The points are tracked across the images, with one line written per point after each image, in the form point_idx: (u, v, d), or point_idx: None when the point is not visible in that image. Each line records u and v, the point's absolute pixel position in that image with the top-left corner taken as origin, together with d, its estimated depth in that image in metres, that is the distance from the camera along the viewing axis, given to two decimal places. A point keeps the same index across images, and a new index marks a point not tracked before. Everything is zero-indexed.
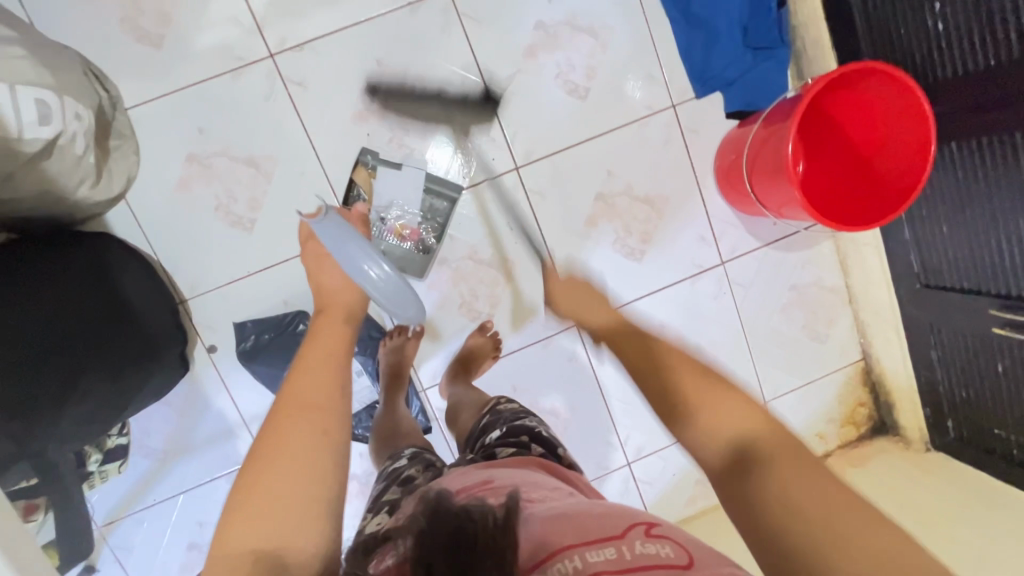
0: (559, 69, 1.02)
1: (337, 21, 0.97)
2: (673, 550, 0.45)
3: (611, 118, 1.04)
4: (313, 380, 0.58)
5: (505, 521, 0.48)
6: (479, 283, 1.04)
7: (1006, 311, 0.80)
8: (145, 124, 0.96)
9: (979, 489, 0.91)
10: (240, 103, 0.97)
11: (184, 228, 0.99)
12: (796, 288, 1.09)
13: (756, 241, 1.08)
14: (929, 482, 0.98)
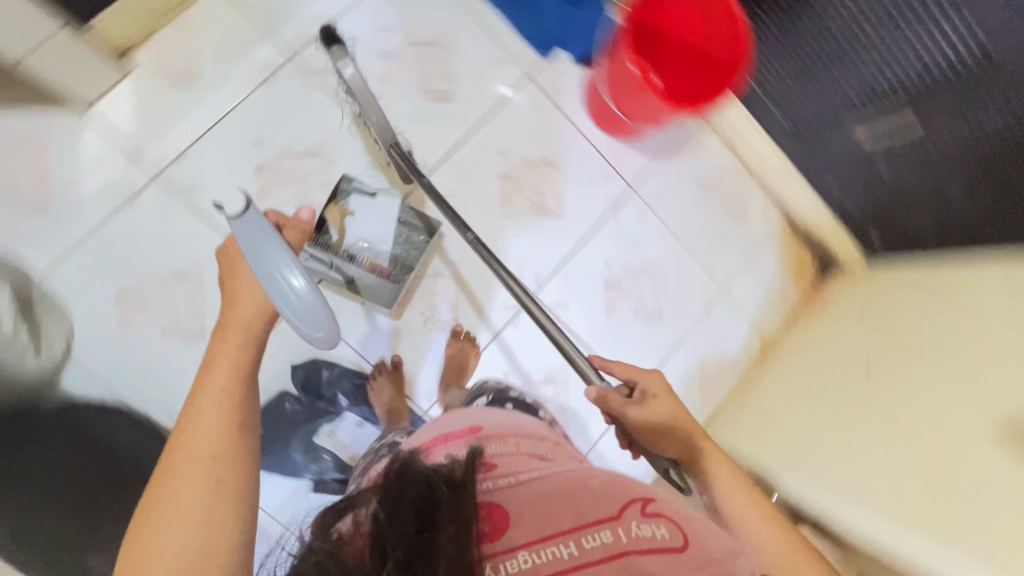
0: (414, 77, 1.19)
1: (197, 125, 1.11)
2: (666, 528, 0.51)
3: (482, 106, 1.21)
4: (206, 413, 0.62)
5: (488, 508, 0.54)
6: (434, 298, 1.17)
7: (868, 124, 1.09)
8: (66, 281, 1.05)
9: (912, 316, 1.07)
10: (145, 228, 1.08)
11: (125, 350, 1.05)
12: (704, 183, 1.31)
13: (643, 155, 1.28)
14: (875, 313, 1.15)
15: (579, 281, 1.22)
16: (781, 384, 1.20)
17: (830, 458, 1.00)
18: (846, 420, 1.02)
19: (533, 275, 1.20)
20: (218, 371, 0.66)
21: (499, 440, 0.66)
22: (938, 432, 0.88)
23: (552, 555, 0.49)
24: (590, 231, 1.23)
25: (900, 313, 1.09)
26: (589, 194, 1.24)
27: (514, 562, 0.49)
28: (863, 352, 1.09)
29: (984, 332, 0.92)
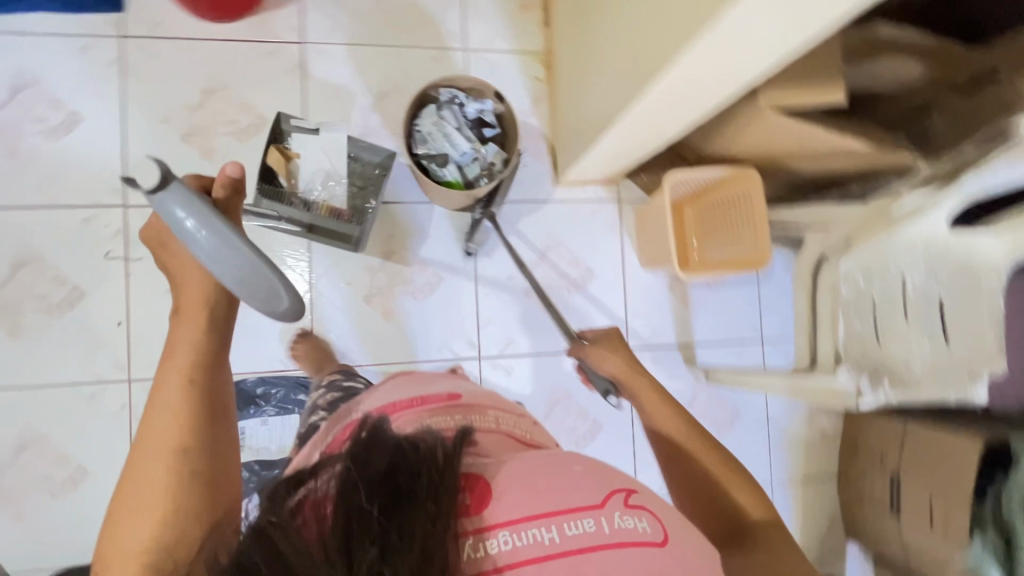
0: (79, 115, 1.10)
1: (29, 334, 1.07)
2: (647, 523, 0.48)
3: (268, 98, 1.17)
4: (168, 393, 0.59)
5: (468, 481, 0.49)
6: (377, 283, 1.19)
7: None
8: (18, 435, 1.06)
9: (591, 64, 0.99)
10: (58, 402, 1.07)
11: (96, 407, 1.08)
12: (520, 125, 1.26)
13: (423, 70, 1.23)
14: (586, 45, 1.02)
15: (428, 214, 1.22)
16: (565, 84, 1.18)
17: (699, 105, 0.81)
18: (620, 56, 0.84)
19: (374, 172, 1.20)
20: (182, 354, 0.63)
21: (476, 412, 0.65)
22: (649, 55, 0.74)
23: (530, 539, 0.46)
24: (343, 40, 1.20)
25: (588, 20, 0.99)
26: (413, 85, 1.22)
27: (494, 541, 0.46)
28: (600, 59, 0.94)
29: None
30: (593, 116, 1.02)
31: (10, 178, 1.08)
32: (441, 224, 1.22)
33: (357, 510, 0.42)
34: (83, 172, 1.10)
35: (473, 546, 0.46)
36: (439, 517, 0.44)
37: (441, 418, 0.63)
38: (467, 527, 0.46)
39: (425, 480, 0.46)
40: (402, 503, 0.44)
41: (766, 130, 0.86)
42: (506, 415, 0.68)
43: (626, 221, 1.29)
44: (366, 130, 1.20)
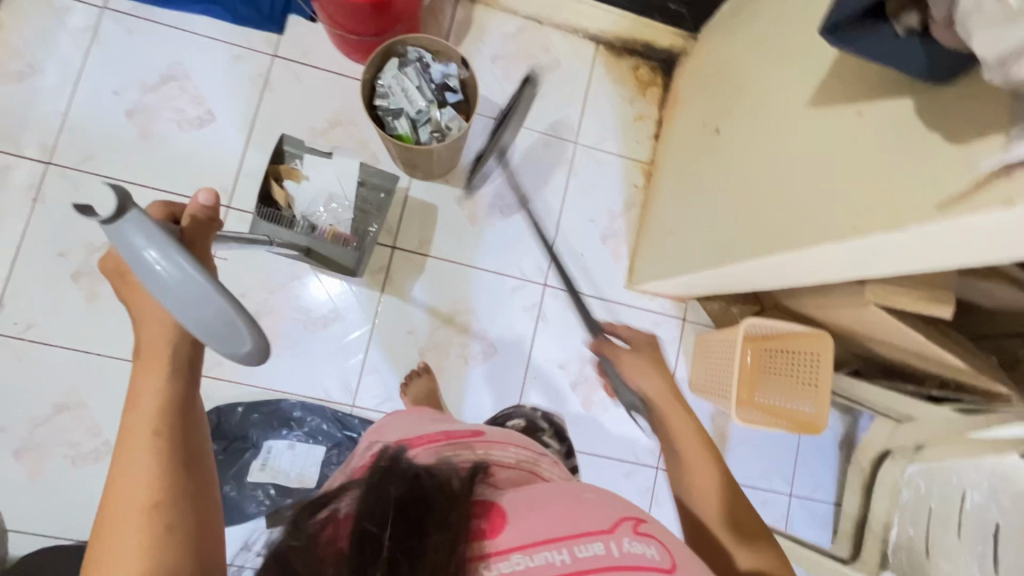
0: (212, 114, 1.17)
1: (102, 303, 1.11)
2: (656, 552, 0.44)
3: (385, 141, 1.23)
4: (132, 473, 0.47)
5: (480, 503, 0.47)
6: (436, 339, 1.21)
7: (704, 86, 1.15)
8: (60, 396, 1.08)
9: (702, 202, 1.03)
10: (107, 375, 1.09)
11: None
12: (608, 225, 1.30)
13: (532, 152, 1.28)
14: (698, 182, 1.07)
15: (502, 286, 1.25)
16: (661, 200, 1.22)
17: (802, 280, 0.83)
18: (740, 211, 0.89)
19: (462, 234, 1.24)
20: (142, 405, 0.50)
21: (499, 447, 0.57)
22: (778, 228, 0.78)
23: (541, 561, 0.43)
24: None
25: (710, 161, 1.04)
26: (519, 163, 1.28)
27: (503, 564, 0.43)
28: (714, 207, 0.98)
29: (800, 122, 0.77)
30: (685, 249, 1.07)
31: (133, 155, 1.14)
32: (508, 298, 1.24)
33: (367, 539, 0.43)
34: (200, 166, 1.16)
35: (486, 568, 0.43)
36: (450, 554, 0.43)
37: (462, 455, 0.54)
38: (475, 552, 0.44)
39: (439, 511, 0.45)
40: (414, 533, 0.43)
41: (863, 314, 0.87)
42: (532, 452, 0.60)
43: (686, 342, 1.30)
44: (466, 194, 1.25)
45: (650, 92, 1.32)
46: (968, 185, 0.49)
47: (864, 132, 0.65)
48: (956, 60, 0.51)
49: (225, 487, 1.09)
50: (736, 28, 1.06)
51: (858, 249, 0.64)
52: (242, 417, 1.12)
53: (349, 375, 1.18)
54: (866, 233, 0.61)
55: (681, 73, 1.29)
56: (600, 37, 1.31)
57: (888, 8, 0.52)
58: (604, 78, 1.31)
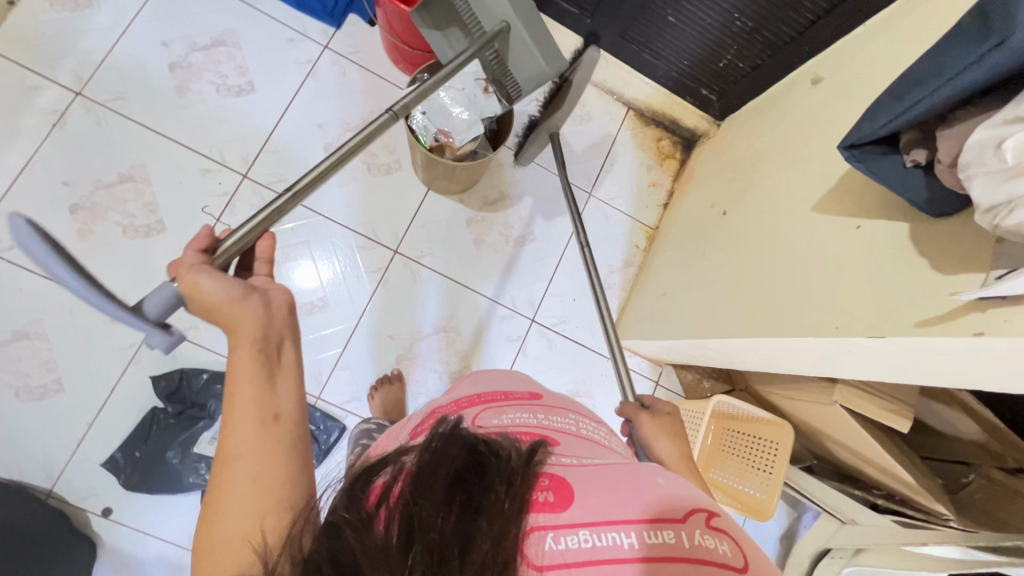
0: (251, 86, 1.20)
1: (93, 240, 1.09)
2: (729, 548, 0.41)
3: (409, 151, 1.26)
4: (240, 386, 0.49)
5: (551, 479, 0.44)
6: (416, 349, 1.21)
7: (719, 170, 1.22)
8: (23, 322, 1.04)
9: (703, 274, 1.07)
10: (77, 312, 1.07)
11: (107, 333, 1.07)
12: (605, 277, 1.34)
13: (547, 193, 1.33)
14: (702, 257, 1.10)
15: (495, 316, 1.27)
16: (659, 263, 1.28)
17: (777, 370, 0.86)
18: (733, 293, 0.93)
19: (466, 256, 1.27)
20: (240, 385, 0.49)
21: (559, 413, 0.57)
22: (765, 316, 0.82)
23: (608, 543, 0.40)
24: None
25: (717, 239, 1.08)
26: (534, 200, 1.32)
27: (570, 538, 0.41)
28: (711, 283, 1.02)
29: (805, 223, 0.83)
30: (672, 317, 1.10)
31: (164, 106, 1.15)
32: (495, 326, 1.26)
33: (422, 517, 0.38)
34: (228, 132, 1.17)
35: (553, 539, 0.40)
36: (505, 538, 0.39)
37: (527, 414, 0.55)
38: (538, 523, 0.41)
39: (496, 492, 0.41)
40: (469, 515, 0.39)
41: (828, 412, 0.92)
42: (589, 421, 0.60)
43: None
44: (477, 215, 1.29)
45: (667, 163, 1.40)
46: (948, 311, 0.54)
47: (861, 243, 0.71)
48: (953, 200, 0.57)
49: (169, 452, 1.05)
50: (758, 127, 1.15)
51: (842, 349, 0.67)
52: (204, 385, 1.08)
53: (321, 366, 1.17)
54: (852, 334, 0.65)
55: (699, 154, 1.37)
56: (632, 104, 1.39)
57: (901, 143, 0.58)
58: (630, 142, 1.39)
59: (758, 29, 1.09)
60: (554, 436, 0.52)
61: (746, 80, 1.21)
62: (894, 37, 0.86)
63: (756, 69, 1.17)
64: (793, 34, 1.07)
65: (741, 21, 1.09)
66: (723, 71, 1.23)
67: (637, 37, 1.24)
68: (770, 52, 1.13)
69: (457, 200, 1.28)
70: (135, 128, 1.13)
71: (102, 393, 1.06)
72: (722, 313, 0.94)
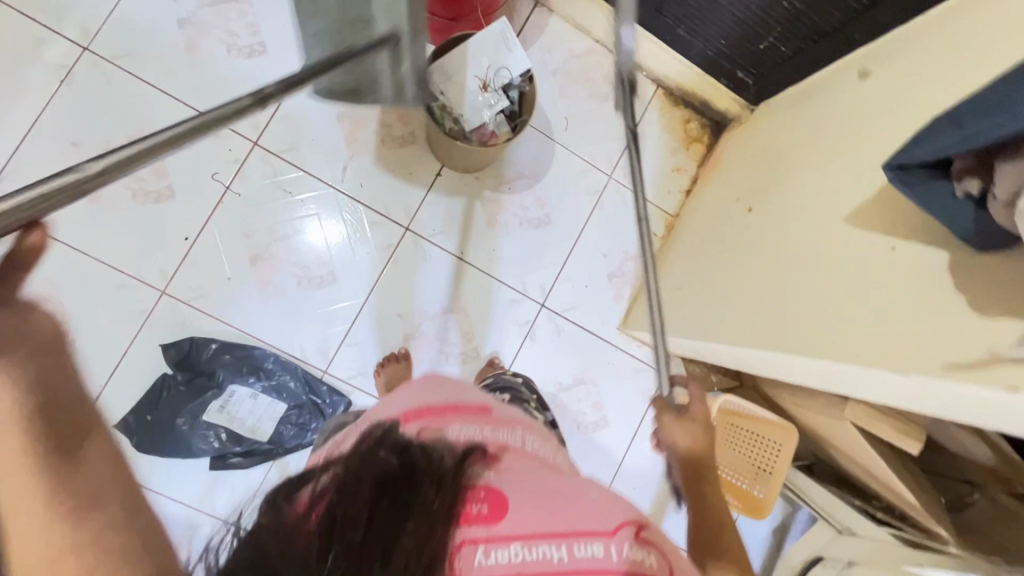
0: (264, 46, 1.15)
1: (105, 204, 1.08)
2: (656, 560, 0.43)
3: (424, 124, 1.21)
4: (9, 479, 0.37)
5: (484, 491, 0.44)
6: (422, 329, 1.21)
7: (749, 163, 1.15)
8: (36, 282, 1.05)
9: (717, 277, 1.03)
10: (88, 274, 1.07)
11: (117, 296, 1.08)
12: (619, 265, 1.31)
13: (566, 175, 1.28)
14: (717, 257, 1.07)
15: (506, 299, 1.25)
16: (676, 253, 1.24)
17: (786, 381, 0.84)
18: (750, 300, 0.90)
19: (478, 237, 1.24)
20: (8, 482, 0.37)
21: (505, 426, 0.57)
22: (783, 329, 0.80)
23: (540, 555, 0.41)
24: None
25: (736, 237, 1.05)
26: (552, 182, 1.28)
27: (501, 551, 0.41)
28: (728, 286, 0.99)
29: (832, 234, 0.79)
30: (684, 318, 1.07)
31: (173, 65, 1.11)
32: (504, 309, 1.25)
33: (343, 524, 0.39)
34: (238, 95, 1.13)
35: (482, 552, 0.41)
36: (428, 542, 0.40)
37: (472, 427, 0.55)
38: (468, 535, 0.42)
39: (427, 494, 0.42)
40: (393, 520, 0.39)
41: (836, 427, 0.91)
42: (537, 439, 0.59)
43: None
44: (492, 194, 1.25)
45: (693, 148, 1.34)
46: (985, 356, 0.51)
47: (893, 268, 0.67)
48: (1002, 235, 0.53)
49: (178, 420, 1.08)
50: (794, 118, 1.08)
51: (859, 376, 0.65)
52: (213, 355, 1.10)
53: (329, 341, 1.17)
54: (874, 364, 0.62)
55: (728, 140, 1.30)
56: (661, 82, 1.31)
57: (954, 170, 0.54)
58: (657, 123, 1.32)
59: (806, 14, 0.99)
60: (496, 449, 0.51)
61: (785, 65, 1.12)
62: (954, 33, 0.78)
63: (799, 54, 1.07)
64: (842, 22, 0.97)
65: (789, 2, 0.98)
66: (761, 54, 1.14)
67: (672, 10, 1.15)
68: (815, 38, 1.03)
69: (472, 178, 1.24)
70: (143, 87, 1.10)
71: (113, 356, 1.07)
72: (738, 323, 0.91)
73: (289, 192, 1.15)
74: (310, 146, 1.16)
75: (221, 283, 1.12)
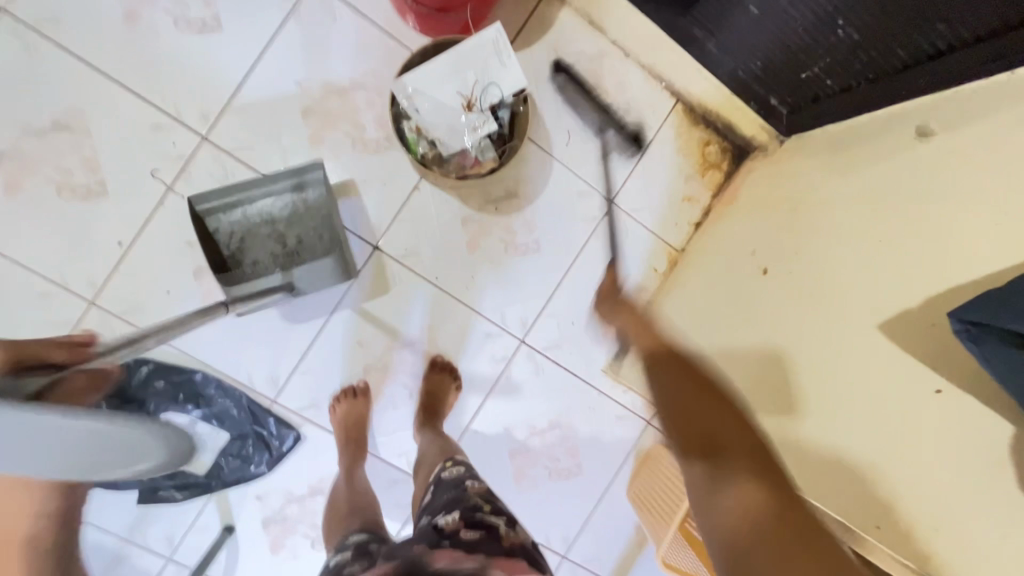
0: (218, 21, 0.97)
1: (26, 198, 0.93)
2: None
3: None
4: None
5: None
6: (386, 360, 1.09)
7: (772, 210, 1.00)
8: None
9: None
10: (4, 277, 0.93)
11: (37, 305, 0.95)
12: None
13: (562, 197, 1.13)
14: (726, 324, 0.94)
15: (482, 333, 1.12)
16: (677, 298, 1.11)
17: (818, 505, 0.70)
18: None
19: (456, 262, 1.10)
20: None
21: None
22: None
23: None
24: None
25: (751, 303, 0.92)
26: (546, 204, 1.12)
27: None
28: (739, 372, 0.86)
29: None
30: None
31: (110, 37, 0.94)
32: (479, 344, 1.13)
33: None
34: (186, 79, 0.97)
35: None
36: None
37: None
38: None
39: None
40: None
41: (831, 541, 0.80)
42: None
43: (642, 444, 1.22)
44: (477, 214, 1.10)
45: (709, 175, 1.16)
46: None
47: None
48: None
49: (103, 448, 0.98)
50: (831, 167, 0.92)
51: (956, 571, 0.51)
52: (145, 378, 0.99)
53: (281, 368, 1.05)
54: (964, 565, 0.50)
55: (751, 172, 1.14)
56: (682, 97, 1.14)
57: None
58: (672, 144, 1.15)
59: (863, 46, 0.84)
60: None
61: (829, 101, 0.95)
62: None
63: (848, 90, 0.92)
64: (908, 61, 0.81)
65: (844, 31, 0.84)
66: (803, 84, 0.98)
67: (705, 19, 0.99)
68: (872, 75, 0.87)
69: (455, 194, 1.09)
70: (72, 62, 0.93)
71: None
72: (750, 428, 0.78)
73: None
74: (267, 146, 1.00)
75: (159, 298, 0.98)
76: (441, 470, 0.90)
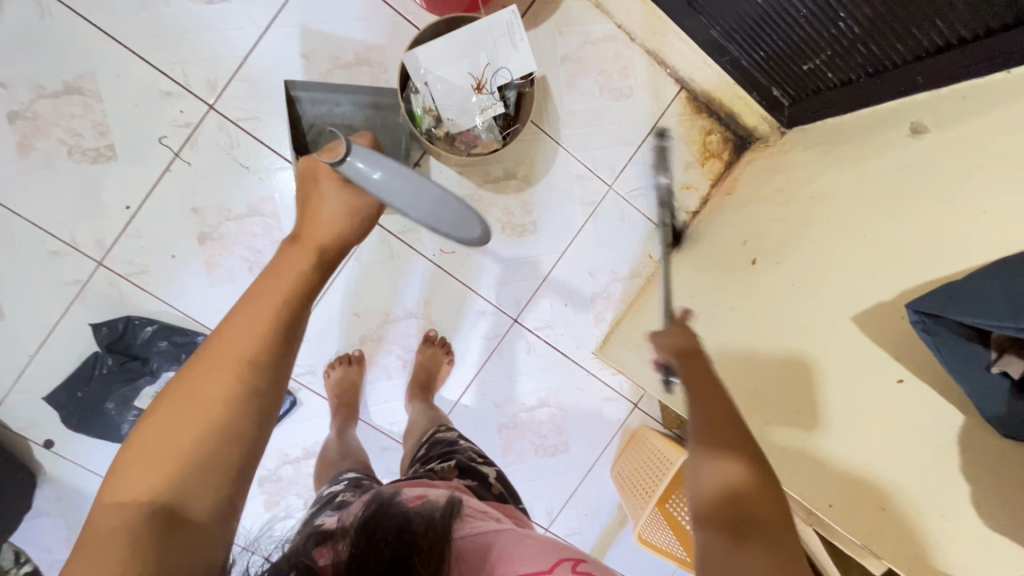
0: None
1: (39, 159, 0.96)
2: None
3: None
4: None
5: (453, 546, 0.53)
6: (381, 330, 1.12)
7: (767, 199, 1.01)
8: None
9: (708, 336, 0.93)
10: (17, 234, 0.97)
11: (48, 263, 0.99)
12: (606, 285, 1.19)
13: (561, 179, 1.14)
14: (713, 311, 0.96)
15: (476, 309, 1.15)
16: (668, 283, 1.13)
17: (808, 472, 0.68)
18: None
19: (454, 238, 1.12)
20: None
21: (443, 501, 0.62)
22: None
23: None
24: None
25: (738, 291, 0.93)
26: (544, 186, 1.14)
27: None
28: None
29: None
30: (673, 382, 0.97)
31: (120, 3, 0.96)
32: (472, 319, 1.15)
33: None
34: (194, 48, 0.99)
35: None
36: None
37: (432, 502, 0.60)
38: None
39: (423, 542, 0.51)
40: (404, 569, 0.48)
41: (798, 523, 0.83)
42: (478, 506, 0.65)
43: (628, 425, 1.24)
44: (476, 192, 1.12)
45: (708, 164, 1.18)
46: None
47: None
48: None
49: (108, 402, 1.02)
50: (825, 159, 0.93)
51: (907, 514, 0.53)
52: (149, 338, 1.02)
53: None
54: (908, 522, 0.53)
55: (750, 162, 1.15)
56: (685, 84, 1.14)
57: None
58: (673, 131, 1.16)
59: (864, 40, 0.84)
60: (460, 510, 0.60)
61: (829, 93, 0.96)
62: None
63: (847, 84, 0.93)
64: (906, 57, 0.82)
65: (846, 23, 0.84)
66: (804, 76, 0.99)
67: (710, 8, 1.01)
68: (870, 69, 0.88)
69: (454, 172, 1.10)
70: (83, 28, 0.95)
71: (42, 328, 1.00)
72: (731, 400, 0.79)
73: (245, 167, 1.02)
74: (271, 116, 1.02)
75: (163, 262, 1.02)
76: (438, 432, 0.92)
